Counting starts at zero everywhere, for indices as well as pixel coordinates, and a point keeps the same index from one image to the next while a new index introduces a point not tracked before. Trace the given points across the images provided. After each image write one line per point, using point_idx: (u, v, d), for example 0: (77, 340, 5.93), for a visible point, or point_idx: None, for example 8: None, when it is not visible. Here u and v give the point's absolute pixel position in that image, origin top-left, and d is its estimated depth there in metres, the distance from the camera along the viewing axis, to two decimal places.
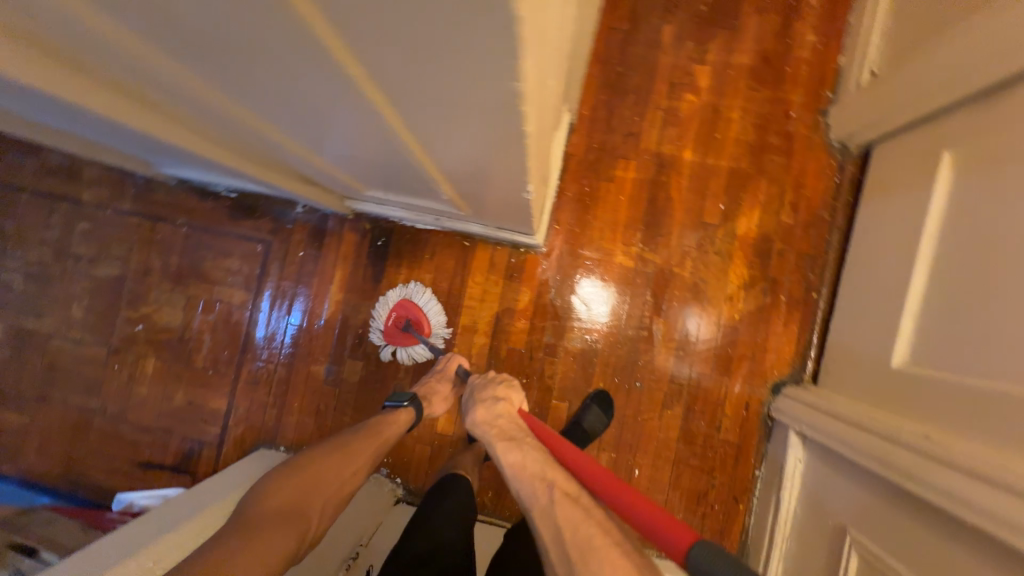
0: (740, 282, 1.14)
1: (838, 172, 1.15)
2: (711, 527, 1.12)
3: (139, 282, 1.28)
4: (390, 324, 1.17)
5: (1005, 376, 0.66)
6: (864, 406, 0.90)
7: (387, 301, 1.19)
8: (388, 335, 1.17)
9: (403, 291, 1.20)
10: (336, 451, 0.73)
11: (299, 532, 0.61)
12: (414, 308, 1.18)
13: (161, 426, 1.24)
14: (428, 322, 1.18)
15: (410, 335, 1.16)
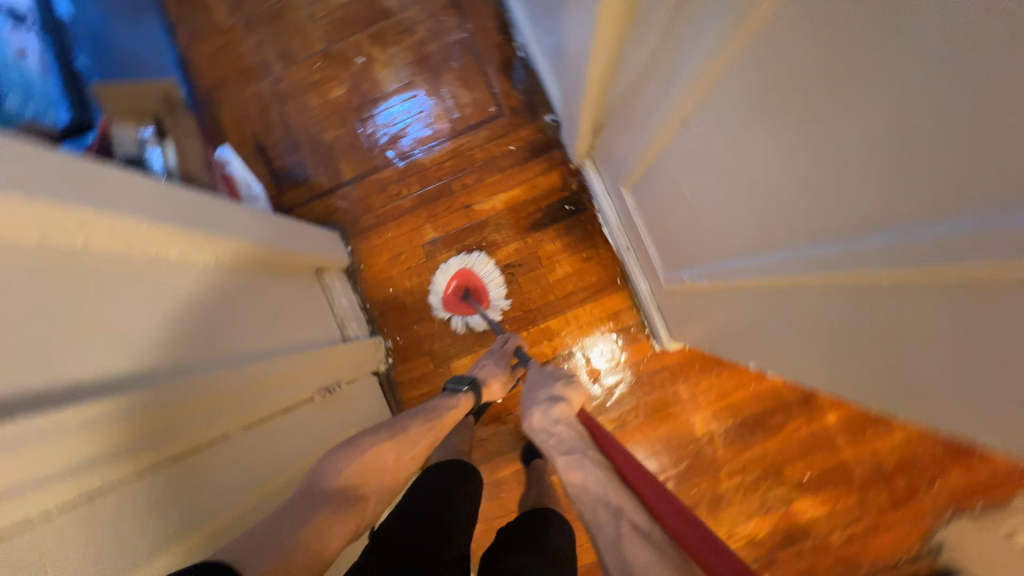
0: (750, 533, 1.13)
1: (908, 557, 1.10)
2: None
3: (394, 31, 1.27)
4: (450, 290, 1.21)
5: None
6: None
7: (438, 274, 1.22)
8: (449, 301, 1.21)
9: (465, 259, 1.21)
10: (391, 432, 0.70)
11: (355, 518, 0.58)
12: (473, 274, 1.21)
13: (297, 139, 1.28)
14: (486, 291, 1.20)
15: (467, 303, 1.21)
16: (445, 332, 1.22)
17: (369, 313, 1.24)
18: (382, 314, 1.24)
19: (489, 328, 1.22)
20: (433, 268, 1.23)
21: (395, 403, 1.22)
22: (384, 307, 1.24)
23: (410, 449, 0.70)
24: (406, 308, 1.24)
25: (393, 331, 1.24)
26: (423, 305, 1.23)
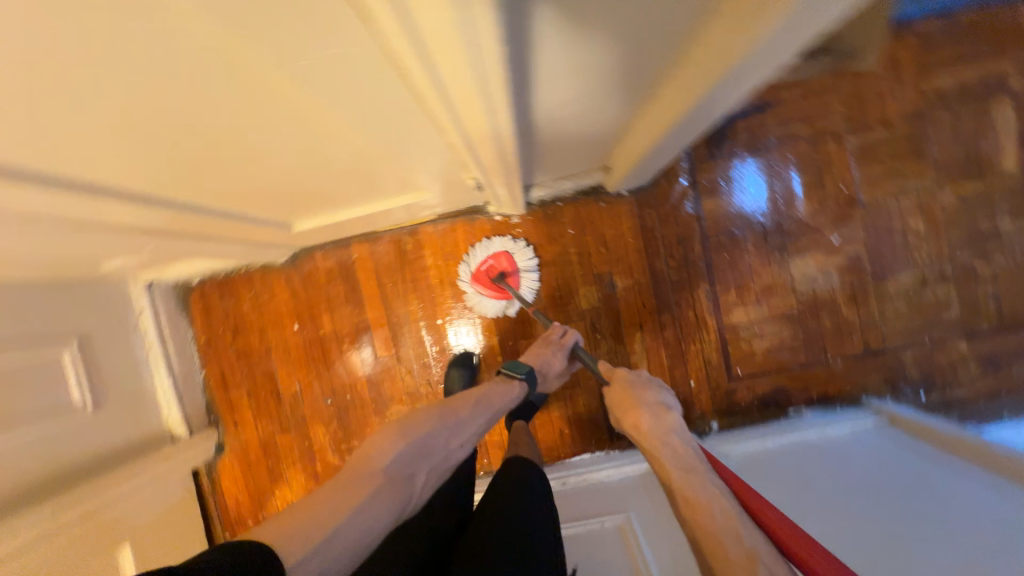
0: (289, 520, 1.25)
1: None
2: (218, 311, 1.22)
3: (851, 280, 1.13)
4: (486, 270, 1.14)
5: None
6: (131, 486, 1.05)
7: (482, 250, 1.14)
8: (481, 282, 1.14)
9: (505, 242, 1.15)
10: (447, 425, 0.79)
11: (407, 492, 0.68)
12: (506, 260, 1.14)
13: (753, 152, 1.13)
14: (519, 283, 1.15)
15: (494, 288, 1.14)
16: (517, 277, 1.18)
17: (549, 202, 1.15)
18: (544, 216, 1.16)
19: (510, 323, 1.19)
20: (478, 243, 1.15)
21: (451, 214, 1.17)
22: (551, 218, 1.16)
23: (461, 442, 0.80)
24: (549, 239, 1.16)
25: (526, 224, 1.17)
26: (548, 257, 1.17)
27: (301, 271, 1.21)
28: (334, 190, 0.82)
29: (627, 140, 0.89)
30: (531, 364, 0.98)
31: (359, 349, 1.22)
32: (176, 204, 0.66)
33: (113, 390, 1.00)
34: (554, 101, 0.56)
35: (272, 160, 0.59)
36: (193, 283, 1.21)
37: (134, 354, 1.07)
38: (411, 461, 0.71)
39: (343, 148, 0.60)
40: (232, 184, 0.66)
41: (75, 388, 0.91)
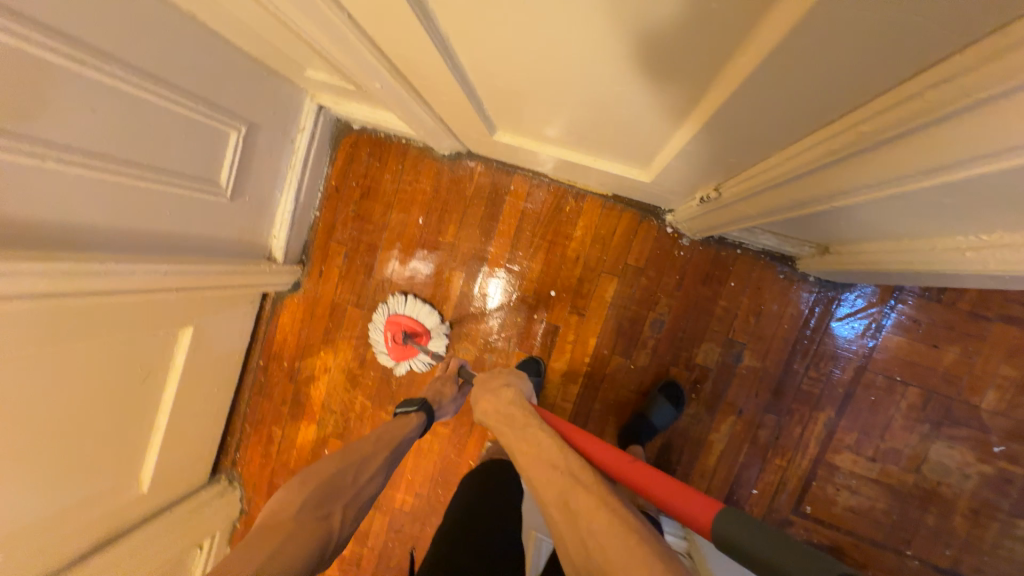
0: (319, 382, 1.26)
1: (233, 456, 1.34)
2: (359, 166, 1.18)
3: (983, 498, 0.99)
4: (392, 341, 1.16)
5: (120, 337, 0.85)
6: (240, 286, 1.05)
7: (376, 326, 1.18)
8: (387, 346, 1.17)
9: (387, 306, 1.18)
10: (355, 461, 0.82)
11: (321, 528, 0.70)
12: (404, 318, 1.16)
13: (970, 315, 0.98)
14: (421, 328, 1.16)
15: (409, 347, 1.16)
16: (651, 296, 1.09)
17: (729, 244, 1.04)
18: (713, 255, 1.05)
19: (616, 334, 1.11)
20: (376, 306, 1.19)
21: (626, 202, 1.07)
22: (719, 261, 1.05)
23: (372, 475, 0.82)
24: (705, 279, 1.06)
25: (690, 252, 1.06)
26: (693, 296, 1.07)
27: (453, 172, 1.14)
28: (573, 129, 0.73)
29: (862, 241, 0.80)
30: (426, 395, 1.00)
31: (412, 259, 1.18)
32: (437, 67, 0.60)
33: (249, 191, 0.99)
34: (923, 198, 0.47)
35: (575, 74, 0.53)
36: (352, 126, 1.16)
37: (277, 166, 1.04)
38: (323, 502, 0.74)
39: (664, 92, 0.51)
40: (502, 73, 0.59)
41: (222, 174, 0.90)
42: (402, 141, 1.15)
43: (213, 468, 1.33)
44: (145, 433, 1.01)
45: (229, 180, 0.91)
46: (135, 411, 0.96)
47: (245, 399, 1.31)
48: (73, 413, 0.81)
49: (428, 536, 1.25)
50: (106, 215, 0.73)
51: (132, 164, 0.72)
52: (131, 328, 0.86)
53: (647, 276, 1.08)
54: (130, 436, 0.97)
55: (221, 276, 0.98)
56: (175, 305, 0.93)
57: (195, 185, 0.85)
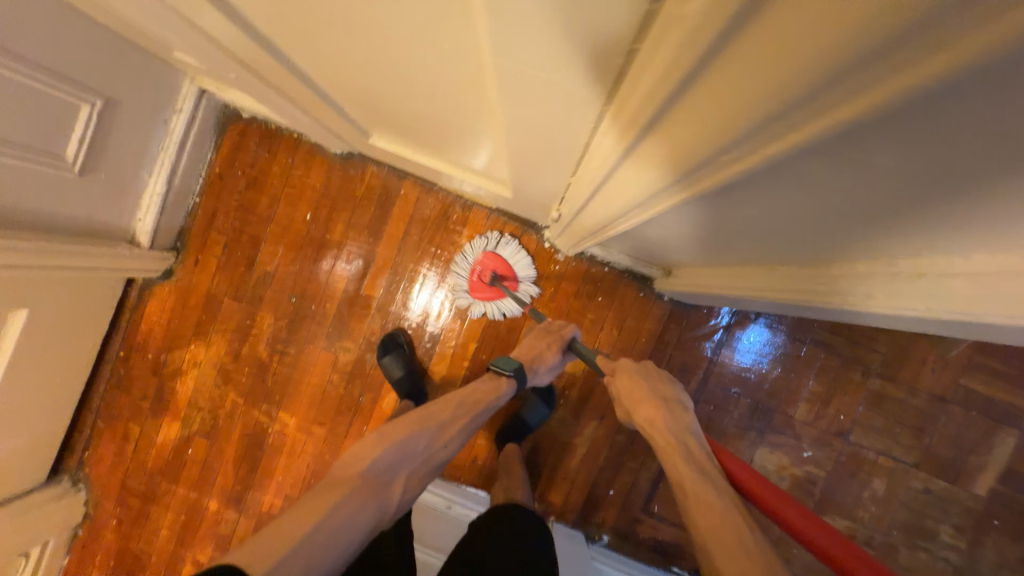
0: (186, 376, 1.20)
1: (80, 455, 1.23)
2: (246, 155, 1.15)
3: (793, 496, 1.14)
4: (478, 275, 1.12)
5: None
6: (93, 271, 0.99)
7: (468, 254, 1.11)
8: (472, 280, 1.12)
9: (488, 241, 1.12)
10: (428, 429, 0.83)
11: (383, 497, 0.71)
12: (495, 258, 1.11)
13: (791, 337, 1.13)
14: (511, 283, 1.12)
15: (495, 288, 1.11)
16: (527, 305, 1.15)
17: (599, 262, 1.13)
18: (585, 270, 1.14)
19: (493, 340, 1.16)
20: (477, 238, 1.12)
21: (509, 215, 1.14)
22: (589, 277, 1.14)
23: (445, 444, 0.83)
24: (577, 292, 1.14)
25: (565, 267, 1.14)
26: (565, 307, 1.15)
27: (345, 170, 1.14)
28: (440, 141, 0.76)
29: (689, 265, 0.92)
30: (522, 358, 0.96)
31: (336, 260, 1.16)
32: (272, 64, 0.61)
33: (106, 169, 0.93)
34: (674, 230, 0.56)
35: (411, 85, 0.54)
36: (240, 114, 1.13)
37: (145, 147, 0.99)
38: (392, 466, 0.76)
39: (466, 111, 0.56)
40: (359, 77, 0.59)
41: (70, 149, 0.84)
42: (294, 135, 1.14)
43: (55, 467, 1.21)
44: None
45: (82, 159, 0.87)
46: None
47: (97, 392, 1.21)
48: None
49: None
50: None
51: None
52: None
53: (525, 286, 1.15)
54: None
55: (73, 258, 0.92)
56: (10, 286, 0.86)
57: (41, 160, 0.80)
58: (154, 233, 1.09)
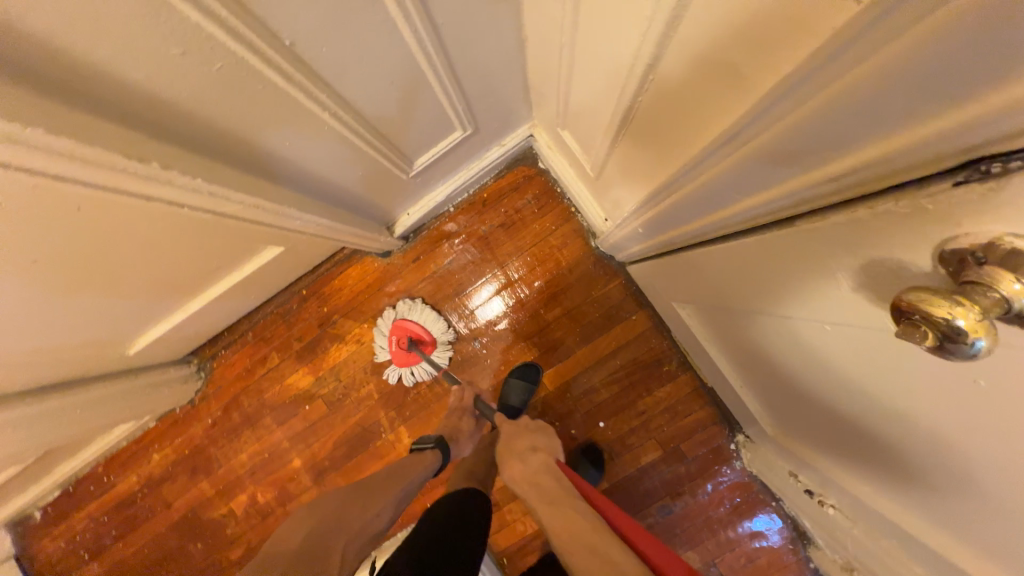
0: (346, 345, 1.21)
1: (217, 353, 1.26)
2: (519, 200, 1.14)
3: None
4: (393, 347, 1.15)
5: (238, 240, 0.80)
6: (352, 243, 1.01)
7: (382, 330, 1.16)
8: (391, 350, 1.15)
9: (388, 318, 1.17)
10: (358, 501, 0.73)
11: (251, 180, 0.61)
12: (413, 325, 1.15)
13: None
14: (426, 336, 1.15)
15: (410, 352, 1.13)
16: (677, 484, 1.12)
17: (770, 493, 1.09)
18: (751, 489, 1.10)
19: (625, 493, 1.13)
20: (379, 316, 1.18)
21: (715, 398, 1.10)
22: (751, 497, 1.10)
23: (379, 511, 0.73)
24: (729, 503, 1.10)
25: (734, 474, 1.10)
26: (709, 509, 1.11)
27: (595, 267, 1.12)
28: (687, 254, 0.63)
29: None
30: (443, 433, 0.98)
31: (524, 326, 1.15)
32: (725, 287, 0.57)
33: (423, 176, 0.93)
34: None
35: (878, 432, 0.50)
36: (538, 162, 1.13)
37: (458, 166, 1.00)
38: (325, 537, 0.65)
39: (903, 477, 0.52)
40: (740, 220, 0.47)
41: (418, 160, 0.84)
42: (573, 208, 1.12)
43: (192, 351, 1.25)
44: (175, 309, 0.95)
45: (420, 168, 0.87)
46: (188, 291, 0.90)
47: (264, 311, 1.24)
48: (147, 278, 0.76)
49: None
50: (330, 167, 0.68)
51: (374, 134, 0.66)
52: (250, 237, 0.81)
53: (685, 465, 1.12)
54: (163, 307, 0.91)
55: (349, 237, 0.93)
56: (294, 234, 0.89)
57: (398, 168, 0.80)
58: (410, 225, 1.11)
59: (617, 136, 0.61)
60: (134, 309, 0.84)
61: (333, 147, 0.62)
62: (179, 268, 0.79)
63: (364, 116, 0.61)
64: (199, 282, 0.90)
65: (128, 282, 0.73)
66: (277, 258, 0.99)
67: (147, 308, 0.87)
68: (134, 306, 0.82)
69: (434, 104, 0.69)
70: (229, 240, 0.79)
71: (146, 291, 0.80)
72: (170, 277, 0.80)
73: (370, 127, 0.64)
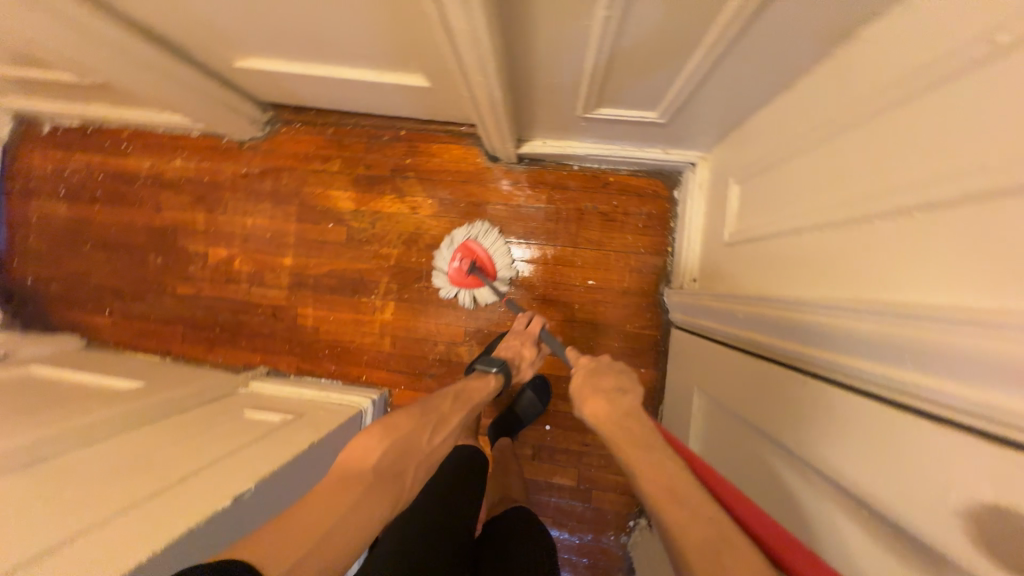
0: (402, 203, 1.20)
1: (292, 123, 1.23)
2: (635, 205, 1.11)
3: None
4: (456, 266, 1.11)
5: (407, 46, 0.77)
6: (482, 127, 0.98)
7: (449, 244, 1.12)
8: (451, 269, 1.12)
9: (468, 231, 1.13)
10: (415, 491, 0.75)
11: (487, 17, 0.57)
12: (479, 249, 1.12)
13: None
14: (492, 266, 1.12)
15: (473, 276, 1.11)
16: (564, 517, 1.15)
17: None
18: (615, 564, 1.14)
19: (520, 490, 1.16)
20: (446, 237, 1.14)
21: None
22: (610, 570, 1.14)
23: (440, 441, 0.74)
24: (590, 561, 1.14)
25: (612, 543, 1.14)
26: (572, 553, 1.15)
27: (648, 307, 1.11)
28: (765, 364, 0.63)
29: None
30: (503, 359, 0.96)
31: (552, 306, 1.15)
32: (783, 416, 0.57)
33: (588, 123, 0.89)
34: None
35: None
36: (675, 188, 1.09)
37: (619, 139, 0.97)
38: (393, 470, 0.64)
39: None
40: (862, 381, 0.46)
41: (602, 110, 0.81)
42: (670, 247, 1.10)
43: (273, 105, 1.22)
44: (299, 57, 0.91)
45: (595, 116, 0.84)
46: (324, 52, 0.86)
47: (357, 121, 1.20)
48: (311, 15, 0.72)
49: (280, 349, 1.25)
50: (544, 55, 0.65)
51: (606, 54, 0.62)
52: (416, 52, 0.78)
53: (582, 508, 1.15)
54: (292, 48, 0.87)
55: (489, 120, 0.89)
56: (449, 81, 0.86)
57: (584, 102, 0.77)
58: (535, 153, 1.09)
59: (795, 232, 0.61)
60: (273, 30, 0.80)
61: (568, 39, 0.59)
62: (341, 29, 0.75)
63: (619, 33, 0.57)
64: (339, 52, 0.86)
65: (295, 5, 0.69)
66: (412, 87, 0.95)
67: (282, 38, 0.83)
68: (275, 27, 0.78)
69: (671, 73, 0.65)
70: (396, 36, 0.75)
71: (297, 24, 0.76)
72: (328, 30, 0.76)
73: (611, 46, 0.60)
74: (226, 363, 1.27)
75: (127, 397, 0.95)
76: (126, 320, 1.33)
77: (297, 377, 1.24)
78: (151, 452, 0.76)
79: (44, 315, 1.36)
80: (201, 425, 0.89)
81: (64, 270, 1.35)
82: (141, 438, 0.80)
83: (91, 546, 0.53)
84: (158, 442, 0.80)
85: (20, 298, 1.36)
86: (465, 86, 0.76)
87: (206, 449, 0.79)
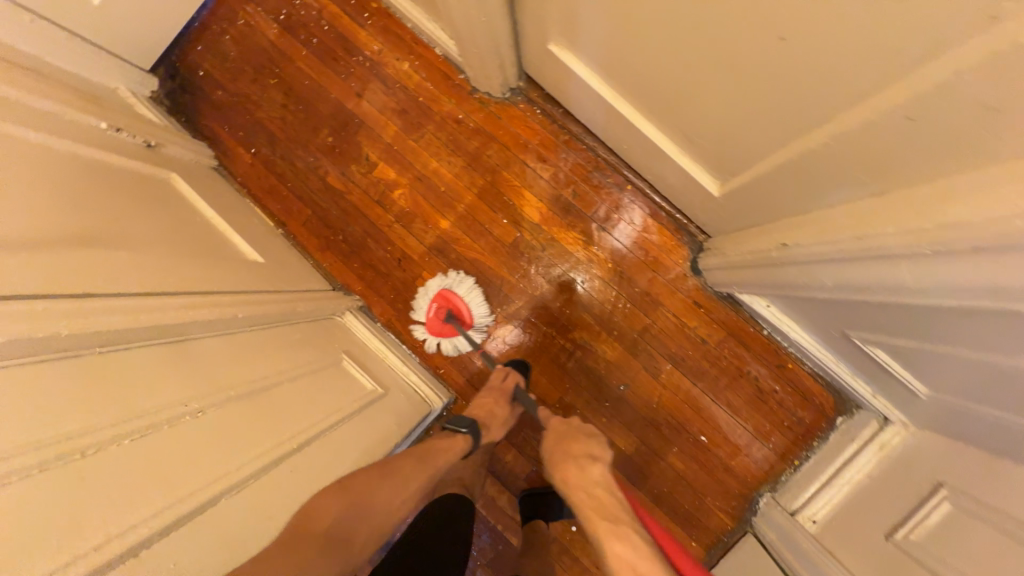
0: (583, 247, 1.12)
1: (533, 105, 1.14)
2: (793, 402, 1.04)
3: None
4: (432, 312, 1.13)
5: (763, 173, 0.66)
6: (727, 257, 0.89)
7: (426, 292, 1.14)
8: (428, 313, 1.14)
9: (444, 280, 1.15)
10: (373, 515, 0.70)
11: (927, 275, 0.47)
12: (454, 298, 1.13)
13: None
14: (466, 312, 1.13)
15: (450, 323, 1.12)
16: None
17: None
18: None
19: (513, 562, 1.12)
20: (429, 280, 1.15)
21: None
22: None
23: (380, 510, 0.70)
24: None
25: None
26: None
27: (738, 496, 1.05)
28: None
29: None
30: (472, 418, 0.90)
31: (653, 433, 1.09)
32: None
33: (839, 338, 0.81)
34: None
35: None
36: (840, 414, 1.02)
37: (843, 357, 0.89)
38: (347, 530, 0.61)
39: None
40: None
41: (875, 349, 0.72)
42: (799, 461, 1.03)
43: (529, 77, 1.12)
44: (624, 85, 0.80)
45: (863, 346, 0.75)
46: (661, 103, 0.75)
47: (595, 146, 1.11)
48: (710, 88, 0.61)
49: (384, 294, 1.20)
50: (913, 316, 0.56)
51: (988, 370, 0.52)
52: (764, 185, 0.67)
53: None
54: (631, 78, 0.76)
55: (752, 271, 0.81)
56: (753, 214, 0.77)
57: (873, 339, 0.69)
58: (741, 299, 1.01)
59: None
60: (643, 60, 0.68)
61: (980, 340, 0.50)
62: (720, 116, 0.64)
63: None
64: (675, 115, 0.75)
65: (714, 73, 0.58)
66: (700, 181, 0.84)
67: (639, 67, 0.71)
68: (652, 60, 0.66)
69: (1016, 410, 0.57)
70: (766, 159, 0.63)
71: (681, 77, 0.64)
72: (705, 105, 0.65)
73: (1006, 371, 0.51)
74: (328, 271, 1.22)
75: (249, 278, 0.89)
76: (263, 169, 1.26)
77: (383, 328, 1.19)
78: (267, 381, 0.70)
79: (194, 113, 1.29)
80: (307, 358, 0.83)
81: (237, 86, 1.27)
82: (263, 353, 0.76)
83: (199, 540, 0.50)
84: (273, 367, 0.74)
85: (182, 82, 1.29)
86: (783, 248, 0.68)
87: (308, 407, 0.74)
